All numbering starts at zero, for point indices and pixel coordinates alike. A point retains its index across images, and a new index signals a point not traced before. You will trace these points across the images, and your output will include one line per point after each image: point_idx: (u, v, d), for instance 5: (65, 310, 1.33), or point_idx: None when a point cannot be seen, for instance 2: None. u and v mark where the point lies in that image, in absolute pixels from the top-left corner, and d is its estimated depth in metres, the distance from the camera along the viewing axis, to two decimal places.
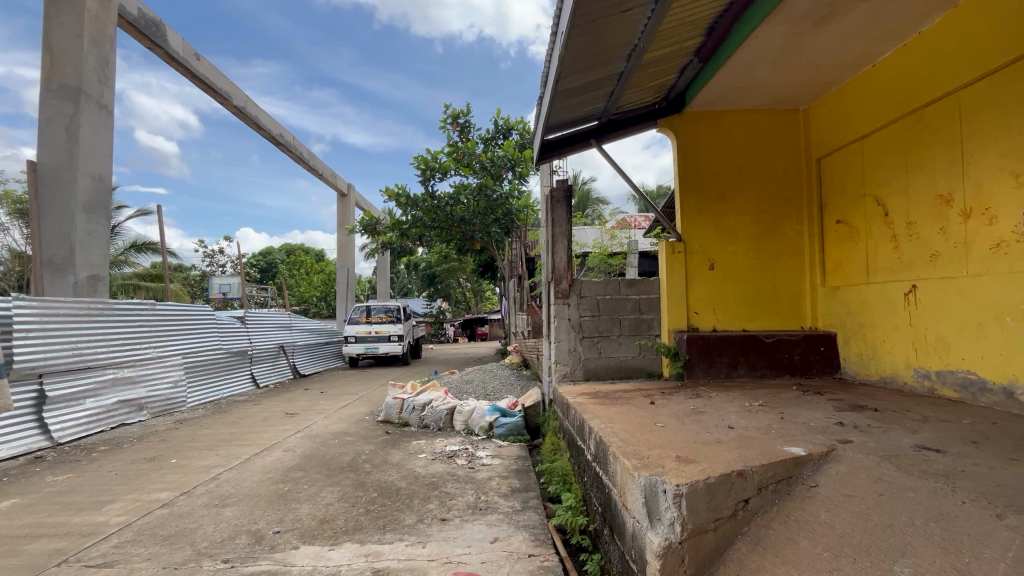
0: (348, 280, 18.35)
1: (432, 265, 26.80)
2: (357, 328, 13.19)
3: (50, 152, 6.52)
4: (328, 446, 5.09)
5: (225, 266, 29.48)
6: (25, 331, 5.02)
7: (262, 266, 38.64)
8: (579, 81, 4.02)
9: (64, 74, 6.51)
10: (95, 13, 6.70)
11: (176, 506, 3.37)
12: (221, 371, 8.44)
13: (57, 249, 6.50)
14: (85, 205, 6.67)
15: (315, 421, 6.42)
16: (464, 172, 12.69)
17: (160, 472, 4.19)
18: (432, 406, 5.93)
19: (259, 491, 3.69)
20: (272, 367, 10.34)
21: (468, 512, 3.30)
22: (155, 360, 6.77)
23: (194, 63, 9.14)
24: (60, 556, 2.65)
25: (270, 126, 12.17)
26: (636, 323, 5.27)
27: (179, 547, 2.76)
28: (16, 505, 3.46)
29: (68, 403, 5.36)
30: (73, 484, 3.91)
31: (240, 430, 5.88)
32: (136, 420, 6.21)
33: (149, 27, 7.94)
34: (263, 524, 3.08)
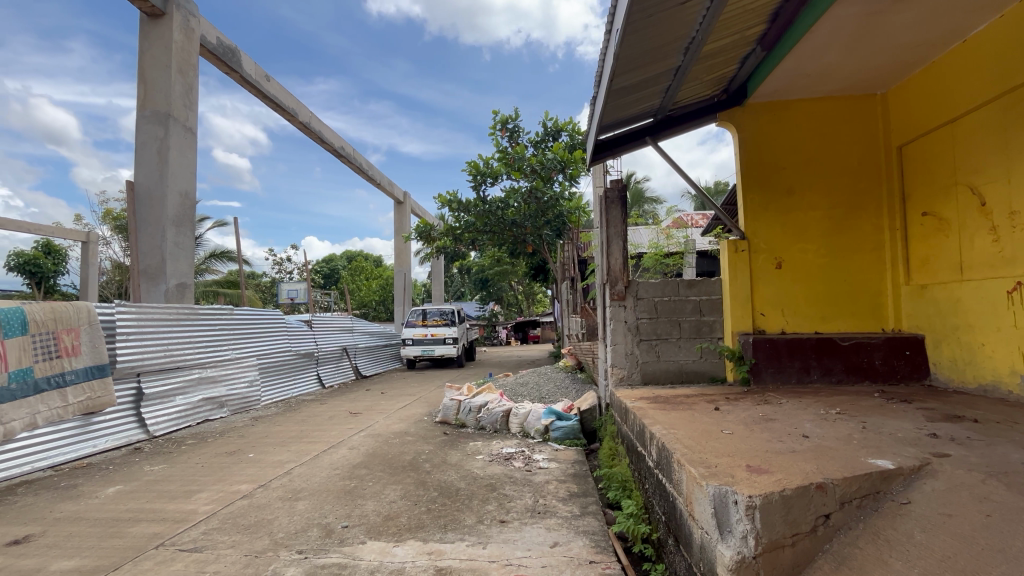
0: (405, 284, 18.96)
1: (484, 269, 27.13)
2: (414, 331, 13.57)
3: (145, 172, 7.23)
4: (390, 444, 5.28)
5: (292, 273, 31.38)
6: (125, 333, 5.58)
7: (326, 272, 40.81)
8: (634, 78, 3.94)
9: (156, 101, 7.20)
10: (181, 44, 7.37)
11: (255, 497, 3.61)
12: (291, 372, 8.97)
13: (151, 260, 7.18)
14: (174, 219, 7.33)
15: (377, 420, 6.67)
16: (514, 176, 12.78)
17: (240, 466, 4.51)
18: (488, 408, 5.99)
19: (328, 486, 3.88)
20: (336, 368, 10.87)
21: (526, 515, 3.30)
22: (233, 361, 7.32)
23: (265, 84, 9.82)
24: (158, 540, 2.91)
25: (332, 139, 12.82)
26: (697, 326, 5.06)
27: (258, 537, 2.95)
28: (121, 491, 3.85)
29: (161, 399, 5.90)
30: (166, 474, 4.29)
31: (309, 428, 6.22)
32: (218, 416, 6.73)
33: (226, 53, 8.61)
34: (333, 518, 3.23)
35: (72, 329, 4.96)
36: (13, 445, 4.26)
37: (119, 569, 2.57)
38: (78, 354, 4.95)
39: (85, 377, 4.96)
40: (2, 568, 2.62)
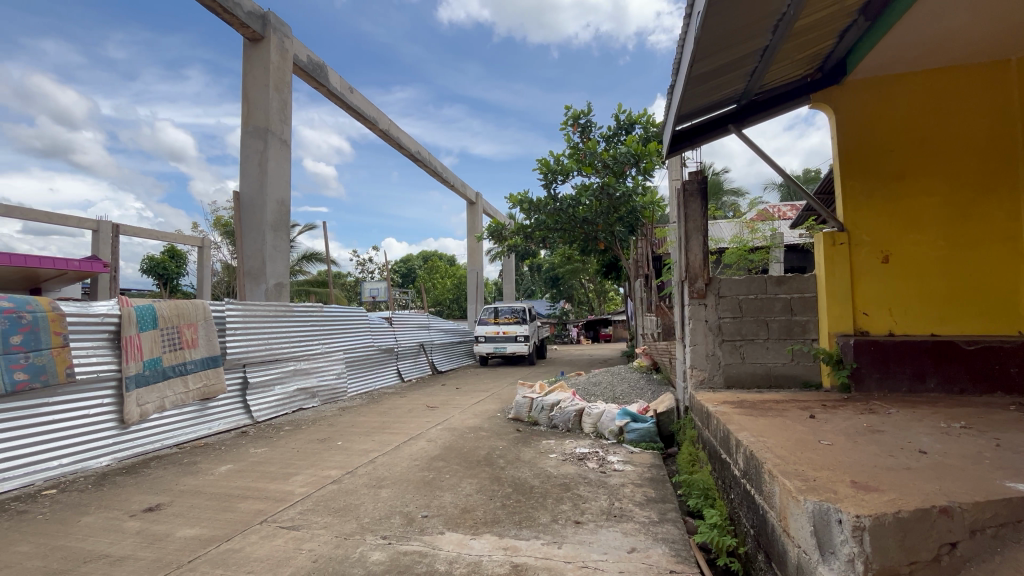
0: (477, 283, 19.40)
1: (555, 266, 27.07)
2: (486, 328, 13.83)
3: (248, 183, 7.99)
4: (465, 439, 5.42)
5: (374, 273, 33.32)
6: (233, 328, 6.21)
7: (403, 272, 42.88)
8: (716, 62, 3.71)
9: (257, 118, 7.94)
10: (277, 64, 8.06)
11: (344, 483, 3.87)
12: (373, 365, 9.51)
13: (254, 262, 7.93)
14: (273, 224, 8.05)
15: (452, 415, 6.88)
16: (586, 172, 12.59)
17: (330, 452, 4.85)
18: (560, 406, 5.96)
19: (409, 476, 4.05)
20: (414, 363, 11.36)
21: (602, 517, 3.23)
22: (323, 355, 7.90)
23: (349, 95, 10.46)
24: (262, 516, 3.21)
25: (409, 144, 13.40)
26: (787, 326, 4.66)
27: (347, 520, 3.15)
28: (231, 469, 4.29)
29: (263, 388, 6.50)
30: (268, 457, 4.72)
31: (390, 420, 6.55)
32: (310, 405, 7.31)
33: (315, 69, 9.29)
34: (414, 507, 3.37)
35: (191, 323, 5.60)
36: (148, 424, 4.90)
37: (230, 540, 2.86)
38: (196, 346, 5.57)
39: (201, 367, 5.60)
40: (140, 531, 3.02)
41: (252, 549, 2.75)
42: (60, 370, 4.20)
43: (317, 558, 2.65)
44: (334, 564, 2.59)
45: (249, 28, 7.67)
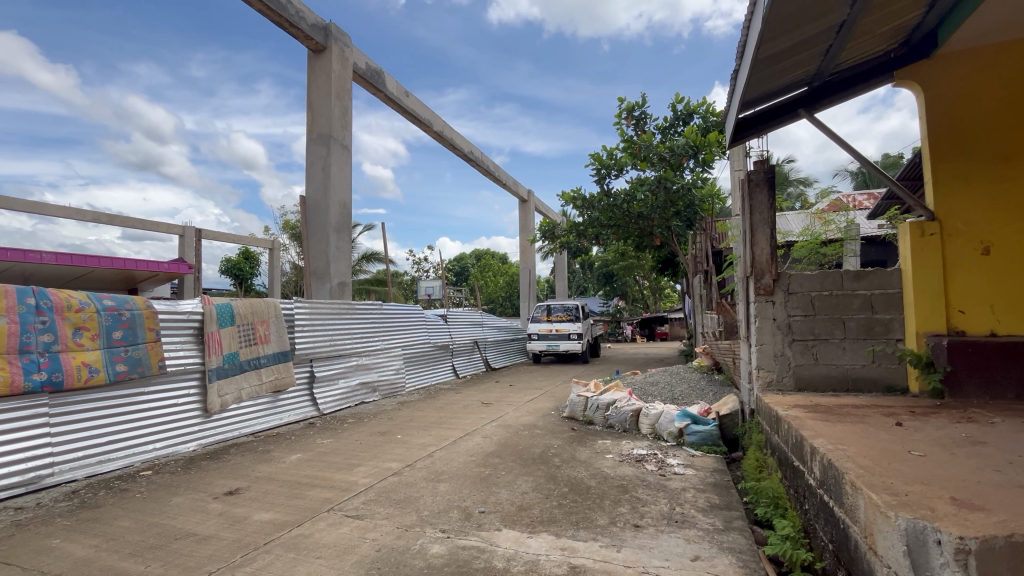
0: (530, 281, 19.42)
1: (609, 264, 26.63)
2: (539, 326, 13.78)
3: (313, 187, 8.42)
4: (520, 436, 5.44)
5: (429, 272, 34.24)
6: (301, 324, 6.57)
7: (457, 270, 43.80)
8: (785, 43, 3.46)
9: (320, 125, 8.34)
10: (338, 73, 8.43)
11: (404, 475, 3.99)
12: (430, 361, 9.76)
13: (319, 262, 8.35)
14: (335, 226, 8.44)
15: (506, 412, 6.93)
16: (641, 166, 12.21)
17: (390, 445, 5.03)
18: (616, 406, 5.84)
19: (465, 471, 4.12)
20: (468, 359, 11.56)
21: (663, 522, 3.12)
22: (382, 351, 8.19)
23: (405, 99, 10.76)
24: (329, 505, 3.37)
25: (462, 145, 13.61)
26: (867, 325, 4.28)
27: (407, 512, 3.24)
28: (301, 458, 4.54)
29: (328, 382, 6.84)
30: (333, 447, 4.96)
31: (446, 415, 6.70)
32: (371, 399, 7.61)
33: (373, 76, 9.63)
34: (471, 502, 3.42)
35: (264, 321, 5.98)
36: (228, 413, 5.29)
37: (300, 526, 3.02)
38: (268, 342, 5.95)
39: (273, 361, 5.97)
40: (222, 513, 3.26)
41: (320, 535, 2.90)
42: (154, 363, 4.60)
43: (380, 548, 2.74)
44: (396, 554, 2.67)
45: (312, 40, 8.08)
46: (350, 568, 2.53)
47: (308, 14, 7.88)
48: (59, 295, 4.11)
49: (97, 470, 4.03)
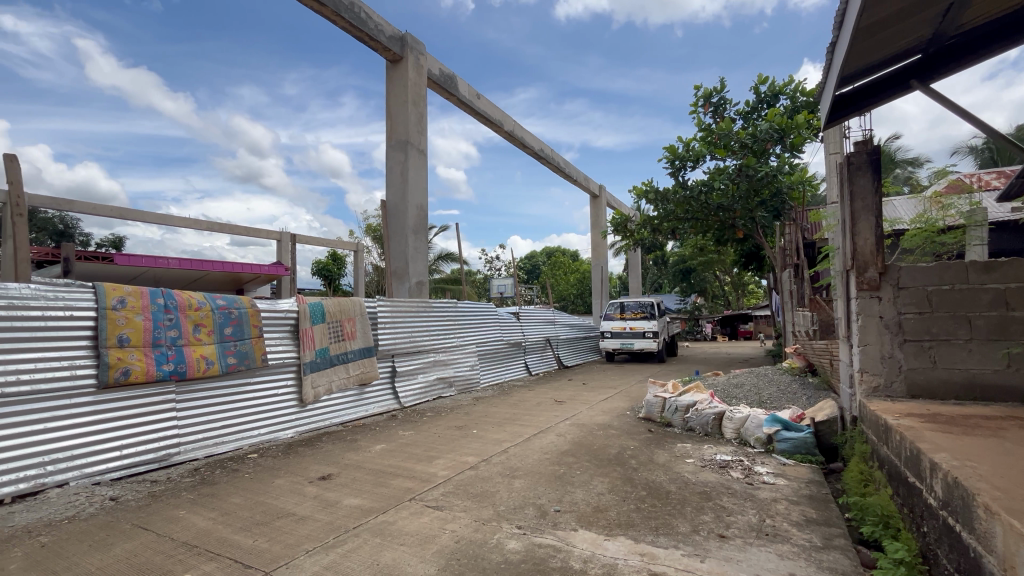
0: (602, 278, 19.04)
1: (685, 259, 25.42)
2: (612, 323, 13.46)
3: (393, 191, 8.86)
4: (595, 435, 5.35)
5: (501, 270, 34.79)
6: (383, 322, 6.94)
7: (528, 268, 44.09)
8: (893, 7, 3.09)
9: (398, 131, 8.75)
10: (414, 80, 8.79)
11: (480, 470, 4.08)
12: (503, 358, 9.91)
13: (399, 262, 8.78)
14: (413, 228, 8.82)
15: (580, 410, 6.86)
16: (719, 155, 11.46)
17: (467, 439, 5.17)
18: (697, 409, 5.56)
19: (540, 469, 4.13)
20: (540, 357, 11.60)
21: (751, 535, 2.92)
22: (458, 347, 8.45)
23: (476, 101, 10.98)
24: (411, 494, 3.53)
25: (532, 143, 13.64)
26: (999, 323, 3.72)
27: (484, 506, 3.31)
28: (385, 448, 4.81)
29: (408, 377, 7.18)
30: (414, 439, 5.20)
31: (520, 412, 6.77)
32: (448, 394, 7.89)
33: (446, 81, 9.93)
34: (546, 500, 3.42)
35: (351, 318, 6.39)
36: (321, 404, 5.74)
37: (385, 513, 3.20)
38: (354, 338, 6.36)
39: (359, 356, 6.37)
40: (317, 496, 3.53)
41: (404, 523, 3.04)
42: (257, 356, 5.09)
43: (459, 539, 2.83)
44: (474, 547, 2.74)
45: (390, 51, 8.50)
46: (430, 557, 2.63)
47: (386, 27, 8.30)
48: (181, 295, 4.62)
49: (213, 451, 4.54)
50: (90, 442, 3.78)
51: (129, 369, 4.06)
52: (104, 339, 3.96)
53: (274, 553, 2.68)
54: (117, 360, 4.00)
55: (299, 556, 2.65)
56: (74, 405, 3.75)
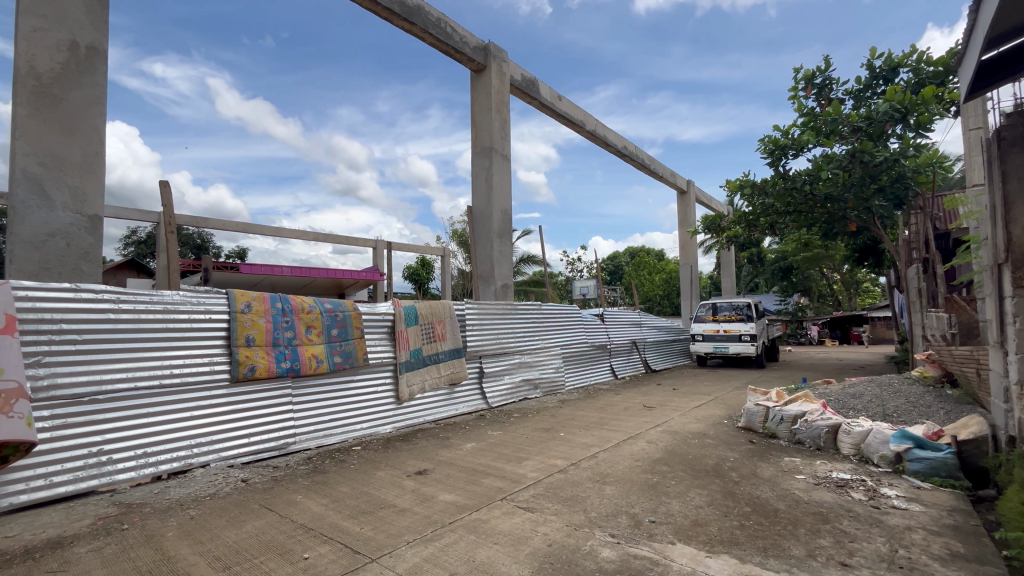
0: (692, 278, 18.06)
1: (786, 255, 23.31)
2: (704, 326, 12.70)
3: (478, 197, 9.12)
4: (689, 444, 5.07)
5: (583, 272, 34.40)
6: (471, 323, 7.16)
7: (611, 270, 43.21)
8: None
9: (483, 138, 8.99)
10: (497, 88, 8.99)
11: (570, 474, 4.04)
12: (588, 361, 9.77)
13: (485, 266, 9.00)
14: (498, 232, 9.00)
15: (672, 417, 6.54)
16: (827, 142, 10.31)
17: (554, 442, 5.15)
18: (806, 420, 5.04)
19: (631, 476, 3.99)
20: (627, 360, 11.27)
21: (882, 566, 2.58)
22: (542, 349, 8.47)
23: (557, 103, 10.95)
24: (502, 494, 3.58)
25: (615, 141, 13.33)
26: None
27: (575, 511, 3.27)
28: (475, 447, 4.94)
29: (495, 377, 7.33)
30: (502, 439, 5.28)
31: (608, 416, 6.61)
32: (533, 395, 7.93)
33: (528, 85, 10.03)
34: (639, 510, 3.30)
35: (441, 320, 6.66)
36: (415, 401, 6.05)
37: (478, 511, 3.27)
38: (444, 340, 6.63)
39: (449, 357, 6.63)
40: (414, 490, 3.72)
41: (497, 522, 3.10)
42: (359, 355, 5.50)
43: (552, 542, 2.82)
44: (567, 552, 2.71)
45: (475, 61, 8.77)
46: (524, 559, 2.64)
47: (470, 38, 8.58)
48: (295, 299, 5.11)
49: (323, 441, 4.96)
50: (225, 429, 4.31)
51: (254, 366, 4.58)
52: (235, 339, 4.50)
53: (378, 541, 2.86)
54: (245, 357, 4.53)
55: (401, 546, 2.80)
56: (212, 397, 4.30)
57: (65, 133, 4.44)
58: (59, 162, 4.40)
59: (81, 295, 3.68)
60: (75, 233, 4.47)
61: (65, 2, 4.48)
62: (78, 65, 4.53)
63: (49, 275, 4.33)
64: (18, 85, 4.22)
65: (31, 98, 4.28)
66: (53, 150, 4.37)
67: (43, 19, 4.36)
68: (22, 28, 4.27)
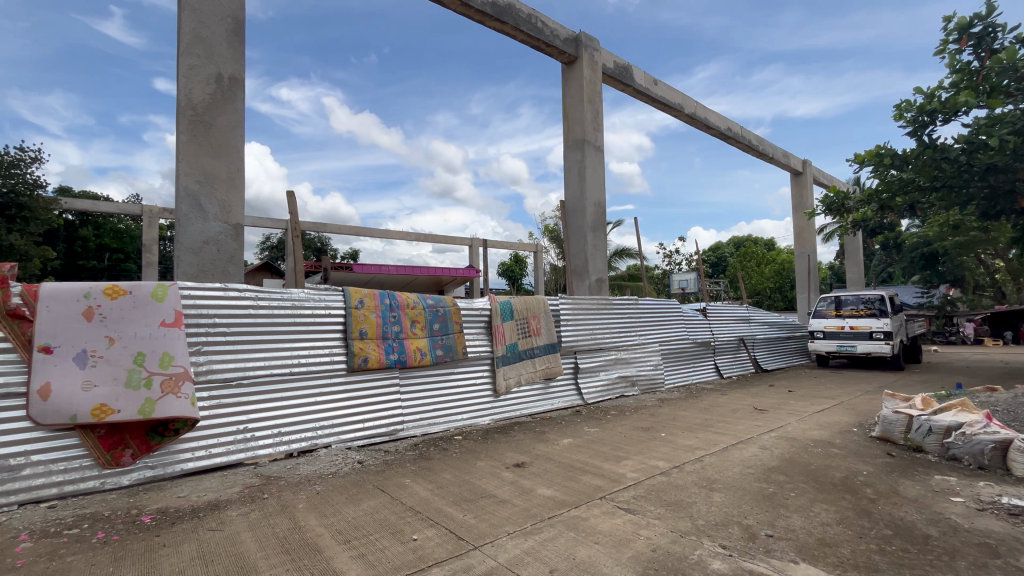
0: (809, 268, 16.22)
1: (930, 240, 20.05)
2: (825, 322, 11.34)
3: (571, 191, 9.01)
4: (811, 453, 4.56)
5: (681, 264, 32.57)
6: (566, 318, 7.11)
7: (713, 261, 40.50)
8: None
9: (575, 130, 8.87)
10: (589, 78, 8.81)
11: (673, 477, 3.84)
12: (690, 358, 9.25)
13: (579, 260, 8.88)
14: (592, 225, 8.83)
15: (788, 422, 5.93)
16: (991, 103, 8.59)
17: (655, 442, 4.94)
18: (962, 433, 4.28)
19: (742, 484, 3.68)
20: (734, 358, 10.46)
21: None
22: (640, 345, 8.18)
23: (653, 88, 10.45)
24: (602, 492, 3.51)
25: (718, 122, 12.39)
26: None
27: (681, 517, 3.09)
28: (572, 443, 4.91)
29: (590, 373, 7.22)
30: (600, 437, 5.18)
31: (713, 417, 6.19)
32: (631, 393, 7.70)
33: (621, 72, 9.69)
34: (754, 521, 3.03)
35: (536, 315, 6.70)
36: (512, 395, 6.17)
37: (577, 508, 3.24)
38: (539, 334, 6.67)
39: (544, 352, 6.67)
40: (514, 482, 3.79)
41: (596, 521, 3.04)
42: (459, 349, 5.74)
43: (655, 548, 2.70)
44: (672, 560, 2.57)
45: (566, 53, 8.67)
46: (626, 561, 2.56)
47: (561, 30, 8.50)
48: (401, 296, 5.43)
49: (428, 429, 5.26)
50: (344, 414, 4.74)
51: (367, 357, 4.97)
52: (351, 332, 4.92)
53: (481, 529, 2.95)
54: (359, 349, 4.93)
55: (501, 537, 2.85)
56: (331, 384, 4.74)
57: (215, 153, 5.17)
58: (210, 179, 5.14)
59: (229, 293, 4.25)
60: (223, 239, 5.19)
61: (212, 40, 5.20)
62: (224, 94, 5.24)
63: (205, 276, 5.08)
64: (180, 116, 4.99)
65: (190, 126, 5.04)
66: (206, 169, 5.11)
67: (197, 57, 5.11)
68: (182, 68, 5.04)
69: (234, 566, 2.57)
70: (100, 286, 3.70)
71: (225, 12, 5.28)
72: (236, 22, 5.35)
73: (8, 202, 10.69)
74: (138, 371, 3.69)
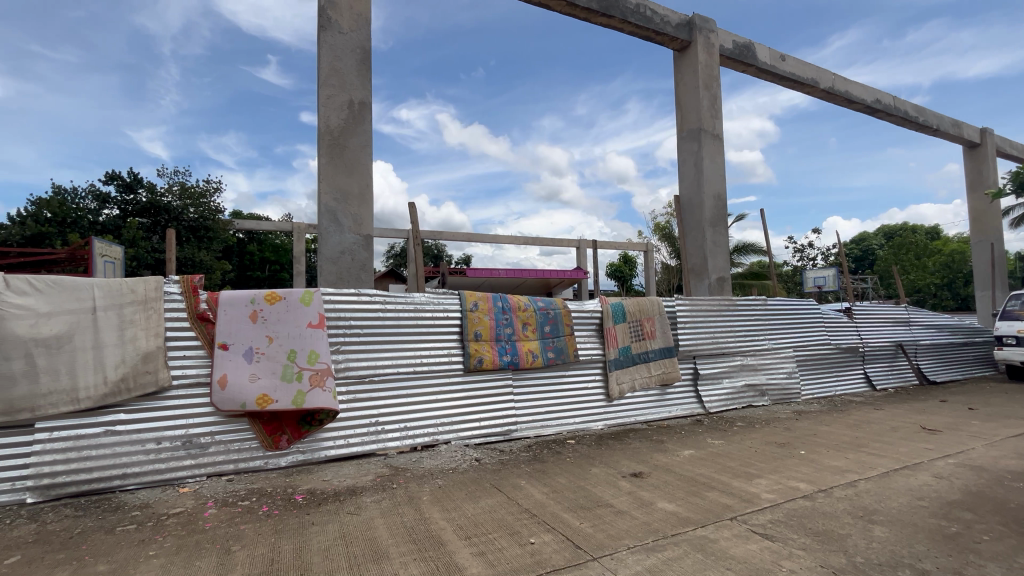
0: (994, 260, 13.30)
1: None
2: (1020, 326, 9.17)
3: (686, 184, 8.45)
4: (1008, 488, 3.68)
5: (817, 260, 28.92)
6: (684, 321, 6.66)
7: (858, 255, 35.31)
8: None
9: (690, 120, 8.32)
10: (705, 62, 8.20)
11: (819, 502, 3.36)
12: (833, 367, 8.12)
13: (697, 259, 8.32)
14: (711, 220, 8.20)
15: (973, 447, 4.88)
16: None
17: (794, 461, 4.38)
18: None
19: (912, 519, 3.09)
20: (891, 367, 8.96)
21: None
22: (772, 351, 7.37)
23: (781, 64, 9.40)
24: (732, 513, 3.20)
25: (864, 95, 10.74)
26: None
27: (832, 551, 2.69)
28: (694, 455, 4.56)
29: (712, 380, 6.69)
30: (726, 450, 4.75)
31: (867, 436, 5.32)
32: (761, 403, 6.98)
33: (741, 51, 8.88)
34: (932, 567, 2.52)
35: (650, 318, 6.39)
36: (625, 400, 5.95)
37: (704, 527, 2.99)
38: (654, 338, 6.35)
39: (660, 356, 6.32)
40: (631, 492, 3.62)
41: (727, 544, 2.77)
42: (570, 352, 5.68)
43: None
44: None
45: (678, 39, 8.19)
46: None
47: (672, 15, 8.04)
48: (513, 298, 5.52)
49: (540, 431, 5.30)
50: (461, 413, 4.96)
51: (482, 358, 5.15)
52: (466, 334, 5.13)
53: (599, 540, 2.86)
54: (475, 350, 5.13)
55: (621, 550, 2.73)
56: (449, 384, 4.99)
57: (349, 172, 5.76)
58: (345, 196, 5.73)
59: (361, 298, 4.67)
60: (356, 249, 5.75)
61: (345, 71, 5.81)
62: (355, 118, 5.82)
63: (343, 283, 5.68)
64: (321, 142, 5.66)
65: (329, 149, 5.68)
66: (342, 186, 5.71)
67: (333, 88, 5.75)
68: (322, 98, 5.71)
69: (369, 549, 2.80)
70: (262, 293, 4.30)
71: (355, 44, 5.87)
72: (364, 52, 5.91)
73: (199, 225, 13.04)
74: (291, 367, 4.22)
